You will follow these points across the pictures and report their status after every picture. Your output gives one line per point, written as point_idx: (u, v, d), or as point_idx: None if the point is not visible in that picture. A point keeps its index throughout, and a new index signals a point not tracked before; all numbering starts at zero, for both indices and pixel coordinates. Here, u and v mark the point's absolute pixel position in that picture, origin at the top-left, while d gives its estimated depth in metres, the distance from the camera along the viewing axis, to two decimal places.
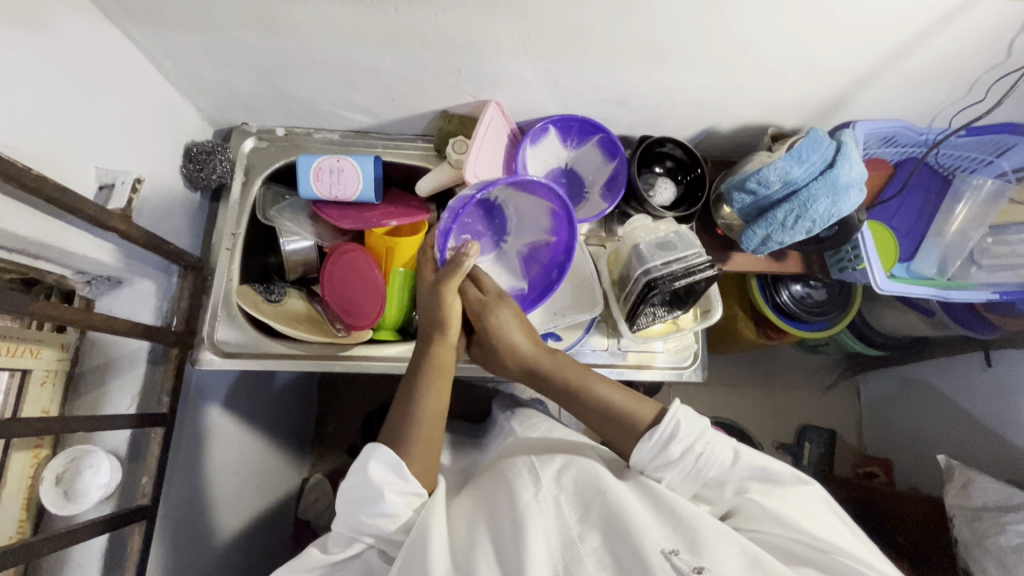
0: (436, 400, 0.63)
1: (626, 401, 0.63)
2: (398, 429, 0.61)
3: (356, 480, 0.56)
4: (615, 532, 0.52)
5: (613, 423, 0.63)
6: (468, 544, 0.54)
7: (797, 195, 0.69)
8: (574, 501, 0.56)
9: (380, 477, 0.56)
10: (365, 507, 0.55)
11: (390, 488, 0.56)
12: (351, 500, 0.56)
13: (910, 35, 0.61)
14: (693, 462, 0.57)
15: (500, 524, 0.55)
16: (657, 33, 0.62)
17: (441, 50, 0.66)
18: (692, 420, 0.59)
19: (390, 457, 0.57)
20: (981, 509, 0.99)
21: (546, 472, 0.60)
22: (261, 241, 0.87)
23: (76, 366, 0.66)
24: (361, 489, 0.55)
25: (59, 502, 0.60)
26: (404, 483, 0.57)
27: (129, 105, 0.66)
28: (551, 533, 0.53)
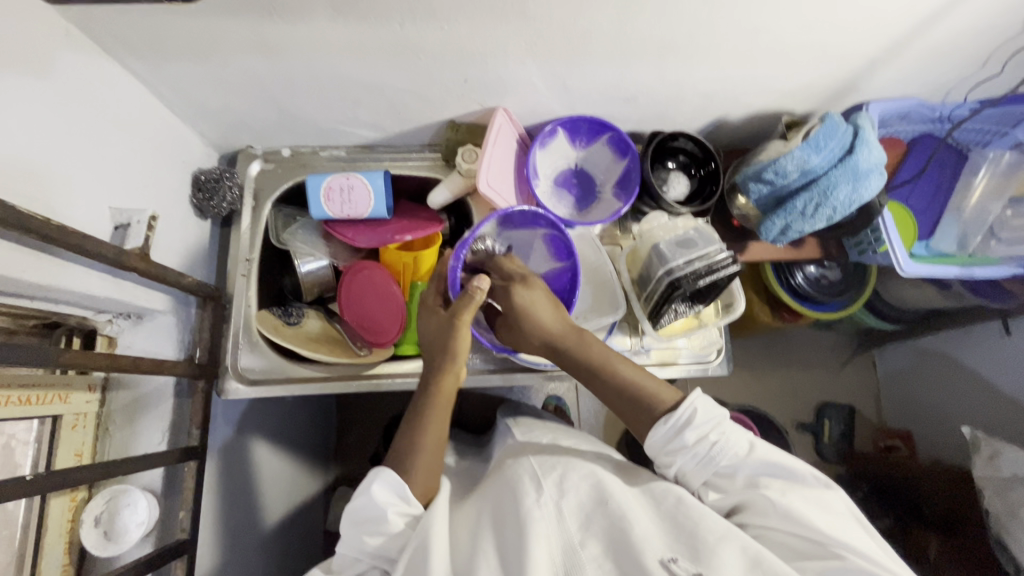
0: (436, 426, 0.64)
1: (650, 382, 0.62)
2: (402, 454, 0.61)
3: (361, 501, 0.56)
4: (617, 540, 0.52)
5: (633, 403, 0.62)
6: (473, 552, 0.53)
7: (817, 183, 0.68)
8: (577, 509, 0.55)
9: (385, 498, 0.56)
10: (368, 525, 0.56)
11: (394, 510, 0.56)
12: (355, 521, 0.56)
13: (925, 14, 0.60)
14: (705, 450, 0.57)
15: (505, 529, 0.55)
16: (669, 29, 0.61)
17: (448, 61, 0.65)
18: (706, 422, 0.58)
19: (392, 479, 0.58)
20: (1011, 479, 0.99)
21: (548, 478, 0.59)
22: (274, 264, 0.86)
23: (105, 406, 0.66)
24: (366, 510, 0.56)
25: (100, 542, 0.60)
26: (407, 505, 0.58)
27: (136, 140, 0.65)
28: (553, 539, 0.53)
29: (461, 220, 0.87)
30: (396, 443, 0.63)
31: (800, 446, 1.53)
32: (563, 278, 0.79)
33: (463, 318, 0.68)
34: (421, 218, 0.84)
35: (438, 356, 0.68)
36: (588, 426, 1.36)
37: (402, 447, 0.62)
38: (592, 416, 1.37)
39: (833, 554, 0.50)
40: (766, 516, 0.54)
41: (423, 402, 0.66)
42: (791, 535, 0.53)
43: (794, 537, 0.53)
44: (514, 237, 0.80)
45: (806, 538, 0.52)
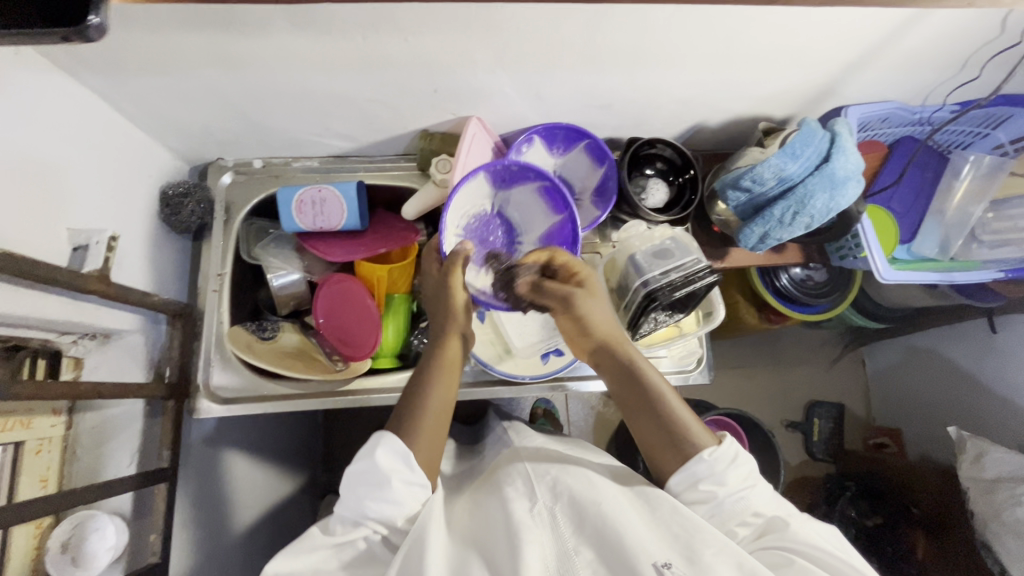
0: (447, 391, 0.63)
1: (691, 420, 0.60)
2: (407, 421, 0.60)
3: (365, 464, 0.55)
4: (606, 542, 0.51)
5: (668, 432, 0.59)
6: (464, 559, 0.53)
7: (794, 191, 0.67)
8: (569, 512, 0.56)
9: (390, 463, 0.55)
10: (372, 490, 0.54)
11: (398, 477, 0.55)
12: (358, 482, 0.54)
13: (900, 20, 0.58)
14: (743, 493, 0.56)
15: (496, 541, 0.54)
16: (641, 36, 0.59)
17: (416, 72, 0.63)
18: (741, 467, 0.58)
19: (397, 444, 0.56)
20: (995, 481, 0.99)
21: (541, 484, 0.60)
22: (249, 277, 0.84)
23: (72, 428, 0.64)
24: (369, 474, 0.54)
25: (67, 569, 0.59)
26: (411, 473, 0.56)
27: (97, 157, 0.64)
28: (545, 543, 0.53)
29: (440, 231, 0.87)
30: (399, 408, 0.62)
31: (790, 445, 1.53)
32: (566, 231, 0.76)
33: (454, 275, 0.67)
34: (397, 229, 0.83)
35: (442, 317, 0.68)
36: (577, 429, 1.36)
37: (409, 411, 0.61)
38: (582, 419, 1.37)
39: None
40: (784, 539, 0.53)
41: (429, 367, 0.65)
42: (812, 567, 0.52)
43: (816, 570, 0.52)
44: (513, 204, 0.78)
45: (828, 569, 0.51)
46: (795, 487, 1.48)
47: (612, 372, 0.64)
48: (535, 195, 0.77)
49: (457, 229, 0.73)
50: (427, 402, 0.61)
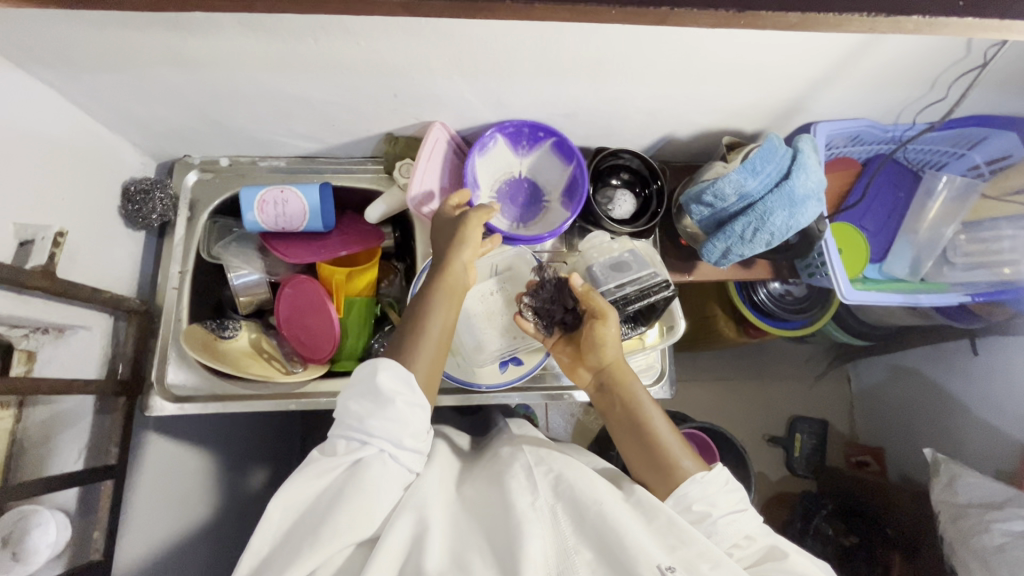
0: (448, 316, 0.64)
1: (680, 449, 0.65)
2: (406, 345, 0.61)
3: (369, 386, 0.55)
4: (607, 545, 0.52)
5: (656, 457, 0.64)
6: (462, 548, 0.52)
7: (754, 208, 0.66)
8: (570, 508, 0.56)
9: (392, 384, 0.55)
10: (376, 410, 0.54)
11: (401, 399, 0.55)
12: (361, 401, 0.54)
13: (860, 38, 0.57)
14: (735, 514, 0.59)
15: (494, 536, 0.53)
16: (596, 48, 0.59)
17: (373, 77, 0.63)
18: (732, 493, 0.61)
19: (398, 369, 0.56)
20: (966, 506, 0.98)
21: (544, 479, 0.59)
22: (213, 275, 0.84)
23: (20, 422, 0.64)
24: (372, 395, 0.54)
25: (6, 564, 0.59)
26: (412, 394, 0.56)
27: (53, 152, 0.64)
28: (546, 538, 0.52)
29: (406, 234, 0.86)
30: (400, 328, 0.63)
31: (772, 459, 1.52)
32: (578, 179, 0.77)
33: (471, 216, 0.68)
34: (359, 232, 0.83)
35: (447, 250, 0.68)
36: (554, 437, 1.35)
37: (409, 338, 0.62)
38: (559, 426, 1.36)
39: None
40: (778, 566, 0.54)
41: (431, 293, 0.65)
42: None
43: None
44: (533, 166, 0.81)
45: None
46: (775, 502, 1.47)
47: (614, 398, 0.70)
48: (545, 151, 0.79)
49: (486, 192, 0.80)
50: (428, 328, 0.63)
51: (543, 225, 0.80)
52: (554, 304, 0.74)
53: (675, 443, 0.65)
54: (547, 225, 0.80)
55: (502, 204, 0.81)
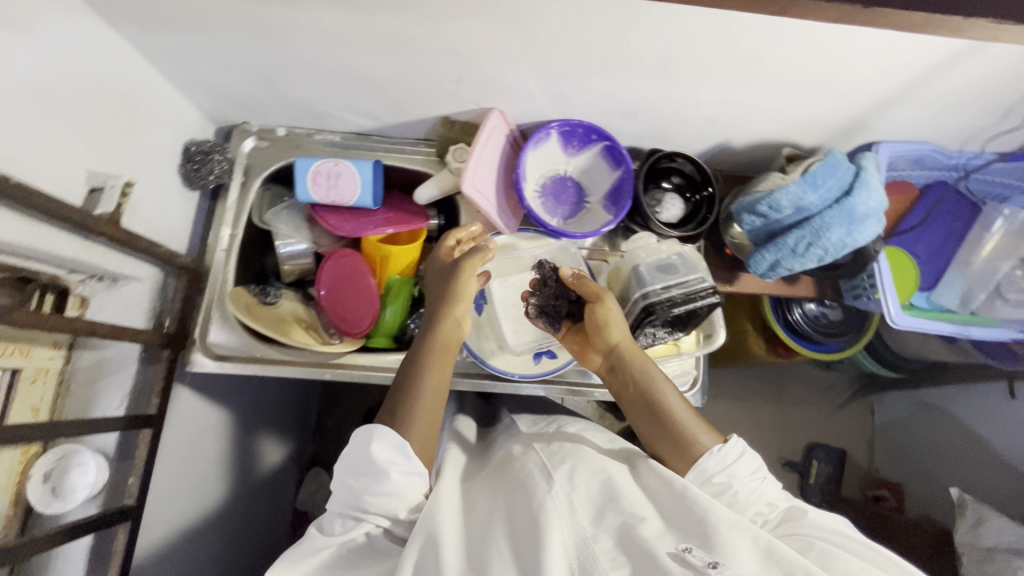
0: (440, 374, 0.65)
1: (696, 425, 0.63)
2: (402, 411, 0.61)
3: (362, 461, 0.56)
4: (630, 536, 0.50)
5: (672, 437, 0.63)
6: (484, 540, 0.53)
7: (810, 222, 0.65)
8: (588, 501, 0.54)
9: (385, 457, 0.56)
10: (370, 486, 0.55)
11: (395, 469, 0.56)
12: (355, 479, 0.56)
13: (941, 57, 0.56)
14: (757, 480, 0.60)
15: (514, 521, 0.53)
16: (669, 46, 0.58)
17: (442, 57, 0.64)
18: (750, 462, 0.61)
19: (391, 437, 0.57)
20: (992, 550, 0.95)
21: (558, 471, 0.58)
22: (260, 241, 0.86)
23: (69, 364, 0.67)
24: (365, 470, 0.56)
25: (46, 500, 0.62)
26: (408, 463, 0.57)
27: (125, 105, 0.65)
28: (564, 528, 0.51)
29: (450, 217, 0.87)
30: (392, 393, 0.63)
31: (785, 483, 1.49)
32: (625, 185, 0.78)
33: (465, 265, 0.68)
34: (408, 211, 0.83)
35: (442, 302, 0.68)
36: None
37: (404, 401, 0.62)
38: None
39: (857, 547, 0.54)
40: (801, 524, 0.57)
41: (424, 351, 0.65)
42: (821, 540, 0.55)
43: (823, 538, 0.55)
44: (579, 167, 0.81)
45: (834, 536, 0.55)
46: None
47: (625, 380, 0.68)
48: (595, 154, 0.79)
49: (535, 186, 0.80)
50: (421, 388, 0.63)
51: (582, 225, 0.80)
52: (558, 294, 0.74)
53: (690, 421, 0.63)
54: (587, 225, 0.80)
55: (546, 200, 0.81)
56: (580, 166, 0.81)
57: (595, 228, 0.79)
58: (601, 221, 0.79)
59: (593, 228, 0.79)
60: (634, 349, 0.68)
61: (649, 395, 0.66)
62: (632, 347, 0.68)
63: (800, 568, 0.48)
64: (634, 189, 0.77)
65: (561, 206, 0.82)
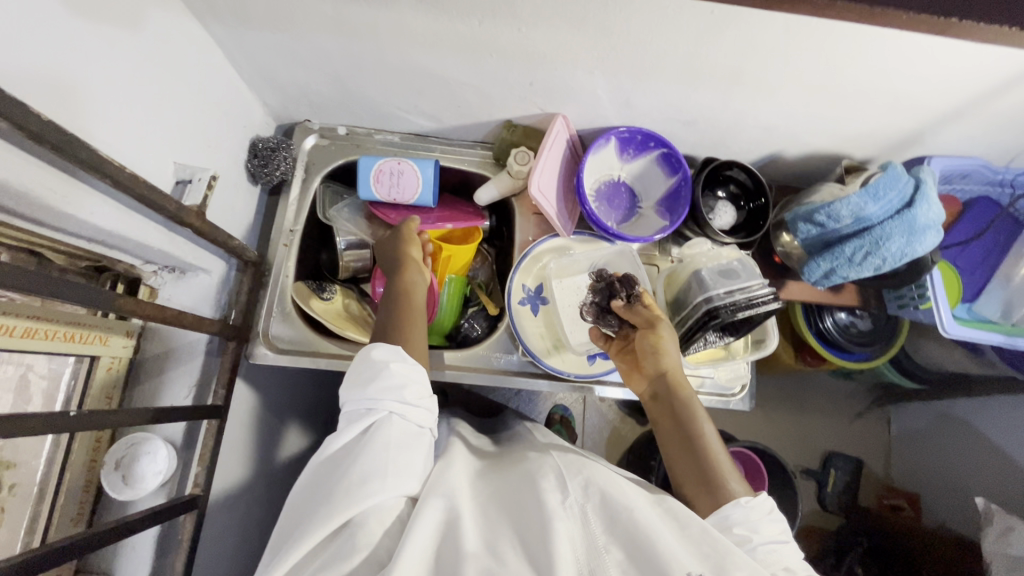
0: (417, 303, 0.69)
1: (730, 473, 0.61)
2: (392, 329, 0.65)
3: (363, 365, 0.58)
4: (641, 548, 0.49)
5: (704, 477, 0.61)
6: (493, 540, 0.51)
7: (870, 232, 0.67)
8: (601, 510, 0.53)
9: (385, 355, 0.58)
10: (373, 381, 0.57)
11: (396, 363, 0.58)
12: (358, 381, 0.57)
13: (1005, 77, 0.59)
14: (775, 544, 0.56)
15: (525, 536, 0.51)
16: (743, 58, 0.61)
17: (518, 62, 0.65)
18: (774, 523, 0.58)
19: (387, 344, 0.60)
20: (1021, 559, 0.97)
21: (574, 480, 0.56)
22: (315, 237, 0.88)
23: (139, 353, 0.68)
24: (365, 370, 0.58)
25: (118, 486, 0.62)
26: (407, 361, 0.59)
27: (205, 101, 0.67)
28: (576, 537, 0.50)
29: (501, 221, 0.90)
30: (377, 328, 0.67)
31: (803, 491, 1.51)
32: (681, 191, 0.79)
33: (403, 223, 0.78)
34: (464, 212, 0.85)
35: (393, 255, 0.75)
36: (591, 440, 1.35)
37: (397, 318, 0.66)
38: (597, 430, 1.36)
39: None
40: None
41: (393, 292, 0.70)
42: None
43: None
44: (634, 173, 0.83)
45: None
46: (803, 534, 1.46)
47: (670, 410, 0.67)
48: (651, 159, 0.80)
49: (591, 191, 0.81)
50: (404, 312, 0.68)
51: (637, 230, 0.82)
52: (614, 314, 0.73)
53: (726, 468, 0.61)
54: (642, 230, 0.82)
55: (602, 204, 0.82)
56: (636, 171, 0.83)
57: (651, 233, 0.80)
58: (655, 227, 0.81)
59: (648, 233, 0.80)
60: (684, 385, 0.67)
61: (691, 430, 0.64)
62: (683, 382, 0.67)
63: None
64: (690, 195, 0.78)
65: (617, 211, 0.83)
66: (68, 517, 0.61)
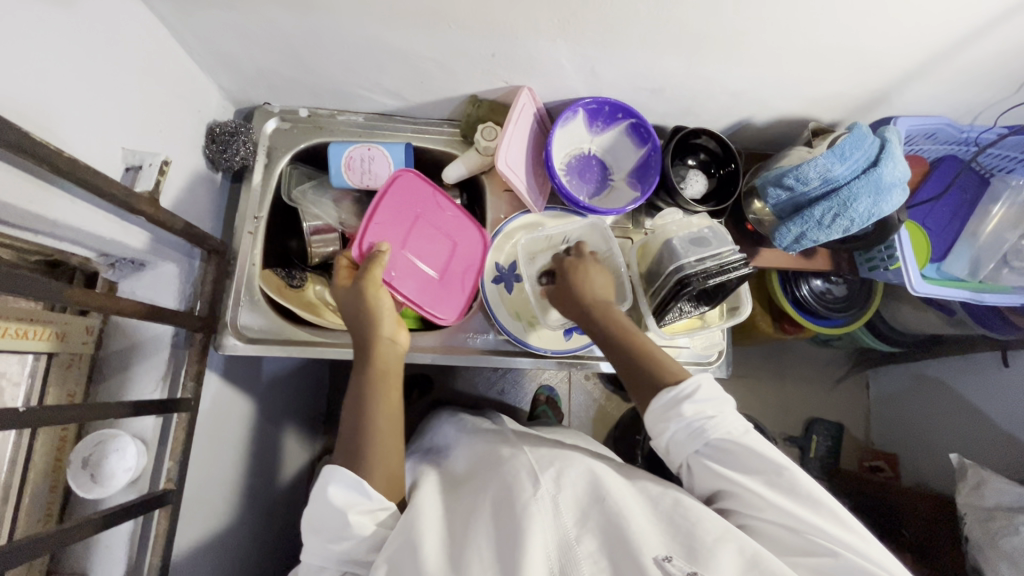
0: (388, 403, 0.61)
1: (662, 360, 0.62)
2: (356, 451, 0.57)
3: (318, 505, 0.54)
4: (617, 530, 0.51)
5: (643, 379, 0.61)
6: (463, 544, 0.52)
7: (838, 193, 0.67)
8: (573, 502, 0.55)
9: (342, 499, 0.53)
10: (330, 533, 0.53)
11: (355, 510, 0.53)
12: (316, 526, 0.54)
13: (965, 31, 0.59)
14: (700, 424, 0.56)
15: (501, 521, 0.53)
16: (705, 20, 0.60)
17: (479, 33, 0.64)
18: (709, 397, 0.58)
19: (348, 477, 0.54)
20: (993, 509, 0.99)
21: (545, 473, 0.58)
22: (282, 224, 0.86)
23: (101, 349, 0.66)
24: (324, 514, 0.53)
25: (86, 484, 0.60)
26: (369, 501, 0.54)
27: (153, 83, 0.64)
28: (548, 533, 0.51)
29: (473, 199, 0.89)
30: (341, 439, 0.59)
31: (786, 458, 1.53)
32: (651, 163, 0.79)
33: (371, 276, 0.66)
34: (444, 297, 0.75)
35: (360, 326, 0.65)
36: (578, 419, 1.36)
37: (360, 434, 0.58)
38: (583, 409, 1.37)
39: (825, 551, 0.51)
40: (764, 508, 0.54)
41: (362, 388, 0.61)
42: (779, 528, 0.54)
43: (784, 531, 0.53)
44: (604, 147, 0.82)
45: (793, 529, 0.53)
46: None
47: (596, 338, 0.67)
48: (620, 131, 0.79)
49: (561, 165, 0.81)
50: (373, 419, 0.59)
51: (608, 202, 0.81)
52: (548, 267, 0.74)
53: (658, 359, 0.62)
54: (613, 202, 0.81)
55: (572, 178, 0.81)
56: (606, 144, 0.82)
57: (621, 205, 0.79)
58: (626, 199, 0.80)
59: (618, 205, 0.80)
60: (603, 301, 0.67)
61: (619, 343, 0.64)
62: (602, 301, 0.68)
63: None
64: (660, 166, 0.78)
65: (587, 185, 0.82)
66: (34, 518, 0.60)
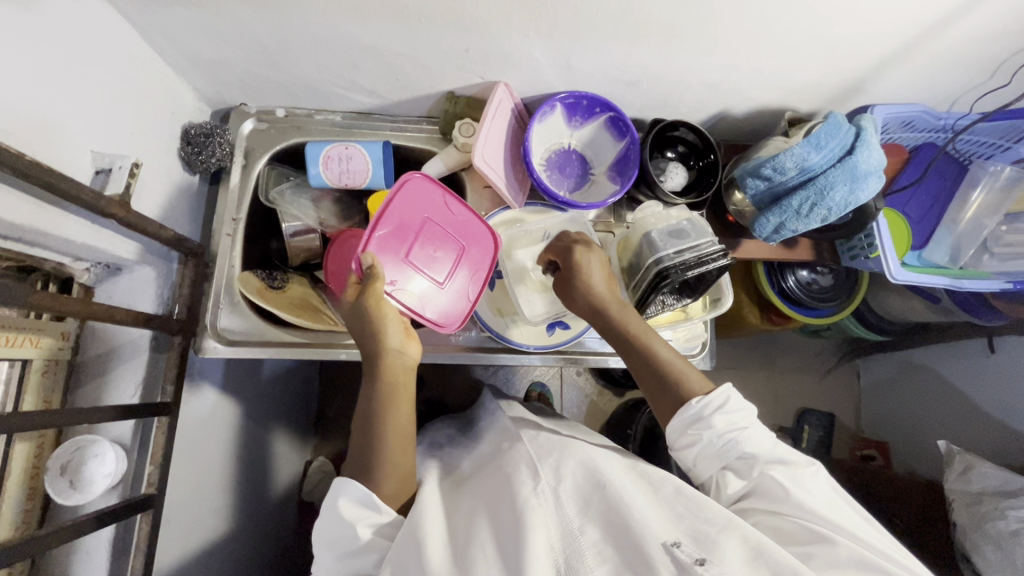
0: (398, 419, 0.59)
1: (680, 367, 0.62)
2: (368, 464, 0.57)
3: (329, 519, 0.54)
4: (617, 520, 0.50)
5: (660, 383, 0.62)
6: (468, 536, 0.52)
7: (814, 182, 0.67)
8: (572, 494, 0.55)
9: (351, 513, 0.53)
10: (340, 546, 0.53)
11: (363, 524, 0.53)
12: (327, 540, 0.53)
13: (936, 16, 0.59)
14: (732, 435, 0.58)
15: (499, 515, 0.53)
16: (676, 10, 0.59)
17: (451, 28, 0.63)
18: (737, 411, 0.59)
19: (357, 491, 0.54)
20: (980, 494, 0.99)
21: (545, 464, 0.58)
22: (262, 225, 0.85)
23: (78, 355, 0.66)
24: (334, 529, 0.53)
25: (65, 492, 0.59)
26: (378, 515, 0.54)
27: (122, 84, 0.63)
28: (550, 524, 0.51)
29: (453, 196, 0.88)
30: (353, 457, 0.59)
31: None
32: (630, 156, 0.79)
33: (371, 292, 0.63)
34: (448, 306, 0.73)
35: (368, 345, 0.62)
36: (570, 415, 1.36)
37: (372, 449, 0.58)
38: (575, 405, 1.37)
39: (826, 539, 0.50)
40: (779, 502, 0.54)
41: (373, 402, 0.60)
42: (789, 522, 0.53)
43: (792, 524, 0.53)
44: (584, 141, 0.82)
45: (805, 524, 0.52)
46: None
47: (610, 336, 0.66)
48: (599, 125, 0.79)
49: (541, 160, 0.80)
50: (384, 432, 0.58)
51: (588, 197, 0.81)
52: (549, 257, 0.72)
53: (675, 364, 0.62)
54: (593, 196, 0.81)
55: (552, 173, 0.80)
56: (586, 138, 0.81)
57: (600, 199, 0.79)
58: (605, 193, 0.80)
59: (598, 199, 0.79)
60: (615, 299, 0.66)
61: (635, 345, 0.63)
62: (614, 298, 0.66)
63: (789, 569, 0.45)
64: (639, 159, 0.78)
65: (567, 180, 0.82)
66: (11, 526, 0.59)
